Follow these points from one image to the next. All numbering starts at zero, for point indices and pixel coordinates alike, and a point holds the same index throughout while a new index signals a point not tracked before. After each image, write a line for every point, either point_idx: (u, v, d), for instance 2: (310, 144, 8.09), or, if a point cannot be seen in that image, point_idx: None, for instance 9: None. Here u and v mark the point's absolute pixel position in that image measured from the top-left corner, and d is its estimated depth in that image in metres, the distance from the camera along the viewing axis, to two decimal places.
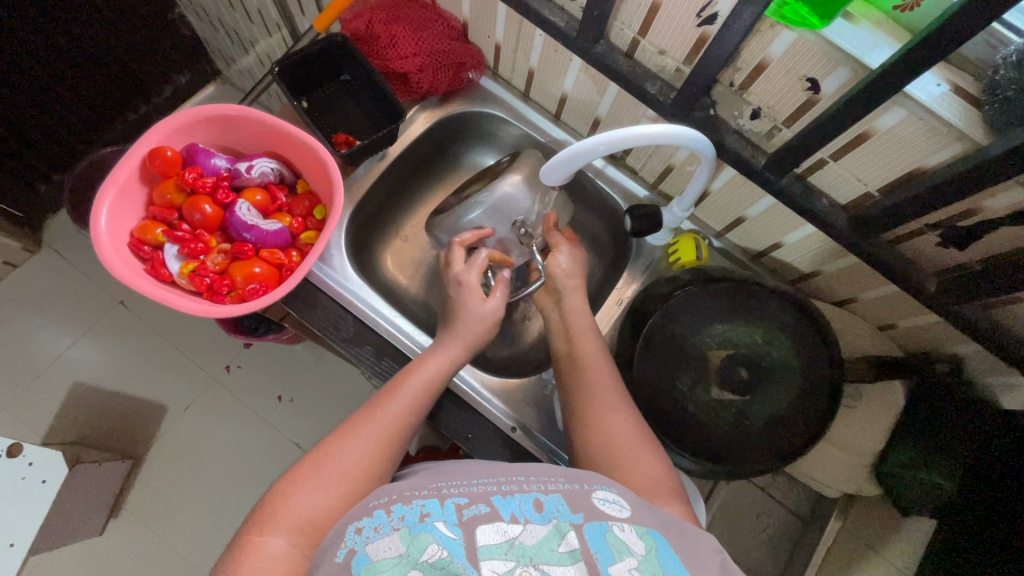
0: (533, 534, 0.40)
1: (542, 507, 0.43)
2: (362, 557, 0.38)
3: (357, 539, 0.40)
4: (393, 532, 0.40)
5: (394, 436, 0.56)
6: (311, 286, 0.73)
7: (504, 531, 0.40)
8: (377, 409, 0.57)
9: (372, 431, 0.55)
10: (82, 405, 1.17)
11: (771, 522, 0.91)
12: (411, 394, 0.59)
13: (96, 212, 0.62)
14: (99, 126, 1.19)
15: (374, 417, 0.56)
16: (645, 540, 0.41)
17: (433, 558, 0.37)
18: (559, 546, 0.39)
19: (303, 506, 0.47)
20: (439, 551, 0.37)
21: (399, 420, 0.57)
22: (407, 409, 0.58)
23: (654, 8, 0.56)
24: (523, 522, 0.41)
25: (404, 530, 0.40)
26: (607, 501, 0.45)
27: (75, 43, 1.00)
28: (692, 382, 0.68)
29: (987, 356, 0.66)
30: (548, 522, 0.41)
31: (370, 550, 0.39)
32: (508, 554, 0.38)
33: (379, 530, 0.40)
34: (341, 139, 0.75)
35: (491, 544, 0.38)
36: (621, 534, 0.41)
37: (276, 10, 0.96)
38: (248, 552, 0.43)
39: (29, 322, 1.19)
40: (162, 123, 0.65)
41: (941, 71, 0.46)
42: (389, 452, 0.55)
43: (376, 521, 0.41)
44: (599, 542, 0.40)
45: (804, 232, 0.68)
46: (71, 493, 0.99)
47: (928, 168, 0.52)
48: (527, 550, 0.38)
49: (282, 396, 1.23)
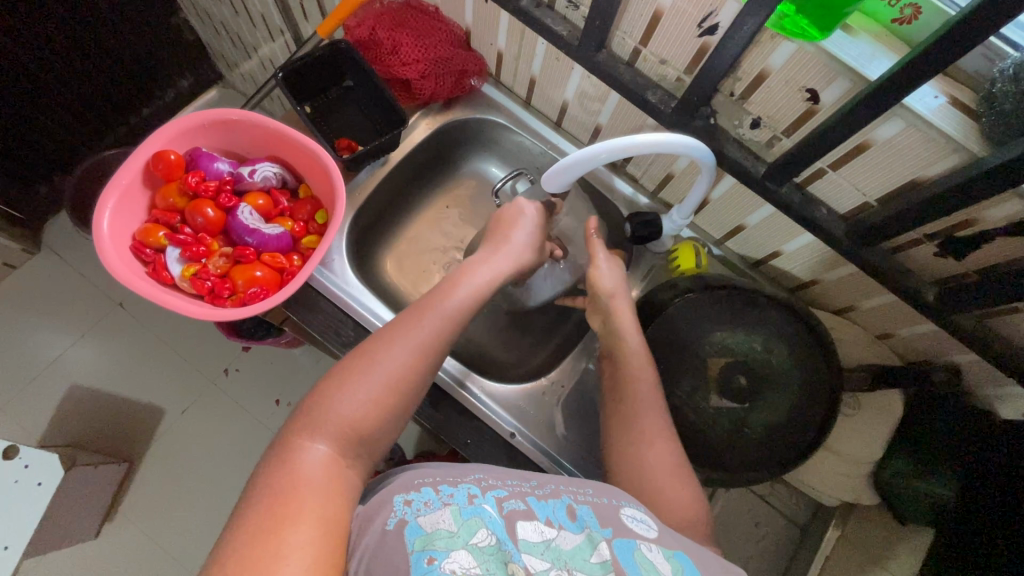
0: (568, 539, 0.40)
1: (575, 514, 0.43)
2: (414, 527, 0.38)
3: (407, 508, 0.40)
4: (444, 507, 0.40)
5: (432, 352, 0.52)
6: (313, 290, 0.73)
7: (541, 531, 0.40)
8: (421, 313, 0.54)
9: (392, 363, 0.49)
10: (79, 407, 1.17)
11: (770, 530, 0.91)
12: (453, 313, 0.56)
13: (98, 216, 0.62)
14: (101, 128, 1.19)
15: (418, 320, 0.53)
16: (671, 563, 0.41)
17: (483, 542, 0.37)
18: (591, 556, 0.39)
19: (346, 411, 0.45)
20: (489, 537, 0.38)
21: (438, 329, 0.53)
22: (457, 317, 0.56)
23: (655, 18, 0.57)
24: (558, 527, 0.41)
25: (454, 507, 0.40)
26: (636, 520, 0.45)
27: (78, 45, 1.01)
28: (692, 389, 0.68)
29: (987, 366, 0.66)
30: (581, 531, 0.41)
31: (423, 521, 0.39)
32: (544, 555, 0.38)
33: (429, 504, 0.40)
34: (343, 145, 0.75)
35: (529, 540, 0.39)
36: (649, 554, 0.41)
37: (280, 16, 0.97)
38: (291, 453, 0.42)
39: (26, 324, 1.19)
40: (166, 126, 0.65)
41: (939, 83, 0.48)
42: (431, 356, 0.52)
43: (426, 496, 0.41)
44: (629, 559, 0.40)
45: (803, 240, 0.69)
46: (67, 496, 0.99)
47: (926, 179, 0.53)
48: (562, 553, 0.39)
49: (280, 400, 1.22)
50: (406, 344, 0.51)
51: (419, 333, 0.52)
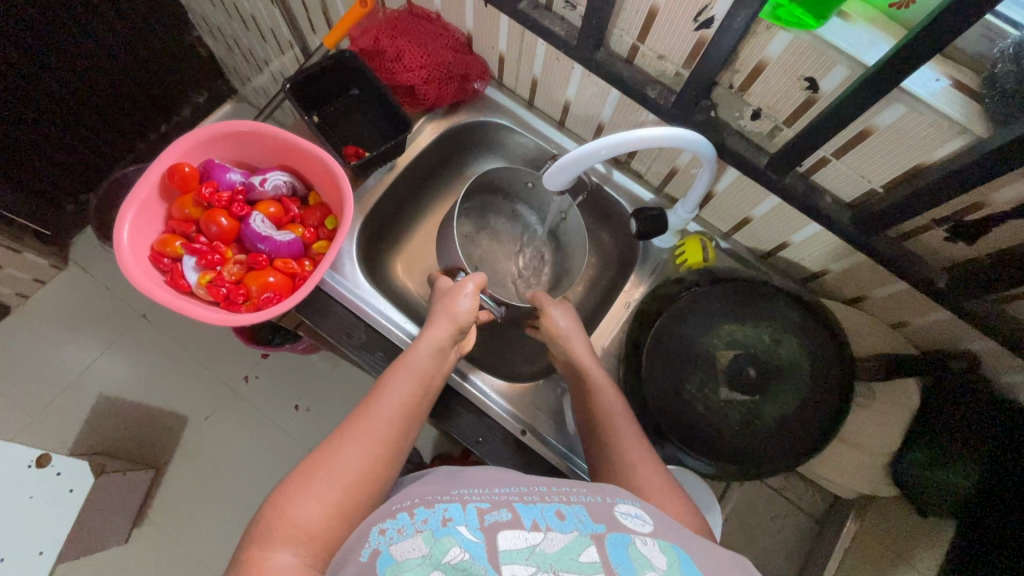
0: (553, 542, 0.39)
1: (564, 515, 0.42)
2: (386, 557, 0.38)
3: (381, 539, 0.40)
4: (416, 533, 0.39)
5: (393, 446, 0.54)
6: (324, 294, 0.74)
7: (525, 538, 0.39)
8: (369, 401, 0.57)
9: (350, 464, 0.50)
10: (107, 417, 1.21)
11: (786, 523, 0.90)
12: (404, 393, 0.58)
13: (119, 226, 0.64)
14: (121, 146, 1.23)
15: (371, 415, 0.55)
16: (666, 555, 0.40)
17: (455, 560, 0.37)
18: (580, 555, 0.38)
19: (304, 516, 0.45)
20: (462, 553, 0.37)
21: (394, 419, 0.56)
22: (401, 407, 0.57)
23: (651, 14, 0.57)
24: (544, 530, 0.40)
25: (427, 532, 0.39)
26: (629, 516, 0.45)
27: (97, 66, 1.04)
28: (701, 383, 0.68)
29: (1003, 351, 0.65)
30: (569, 531, 0.40)
31: (394, 551, 0.38)
32: (529, 560, 0.38)
33: (402, 531, 0.40)
34: (350, 152, 0.77)
35: (512, 549, 0.38)
36: (643, 548, 0.41)
37: (289, 29, 1.00)
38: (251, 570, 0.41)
39: (56, 337, 1.23)
40: (181, 139, 0.67)
41: (938, 66, 0.48)
42: (391, 452, 0.53)
43: (400, 523, 0.41)
44: (621, 555, 0.39)
45: (811, 230, 0.68)
46: (98, 502, 1.02)
47: (930, 163, 0.52)
48: (548, 557, 0.38)
49: (298, 405, 1.25)
50: (358, 445, 0.52)
51: (376, 429, 0.54)
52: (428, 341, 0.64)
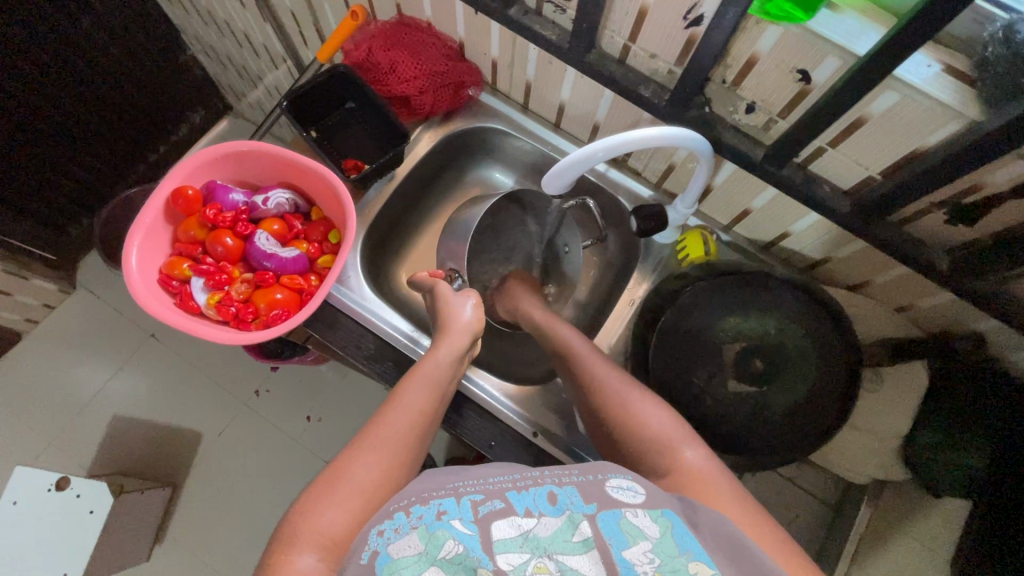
0: (547, 526, 0.40)
1: (555, 498, 0.43)
2: (384, 557, 0.39)
3: (380, 540, 0.41)
4: (412, 530, 0.40)
5: (409, 442, 0.54)
6: (332, 307, 0.75)
7: (518, 525, 0.40)
8: (386, 408, 0.57)
9: (370, 466, 0.50)
10: (121, 437, 1.22)
11: (801, 511, 0.90)
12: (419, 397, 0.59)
13: (126, 254, 0.65)
14: (122, 168, 1.24)
15: (391, 419, 0.56)
16: (659, 523, 0.42)
17: (450, 554, 0.38)
18: (573, 536, 0.39)
19: (324, 522, 0.45)
20: (456, 547, 0.38)
21: (409, 424, 0.56)
22: (418, 412, 0.57)
23: (641, 15, 0.58)
24: (537, 516, 0.41)
25: (422, 528, 0.40)
26: (621, 488, 0.45)
27: (94, 91, 1.05)
28: (709, 376, 0.69)
29: (1007, 331, 0.66)
30: (562, 513, 0.41)
31: (392, 549, 0.39)
32: (523, 547, 0.39)
33: (398, 530, 0.41)
34: (350, 165, 0.78)
35: (506, 538, 0.39)
36: (635, 519, 0.42)
37: (281, 44, 1.01)
38: None
39: (68, 360, 1.24)
40: (183, 162, 0.68)
41: (930, 51, 0.47)
42: (407, 454, 0.53)
43: (397, 523, 0.42)
44: (613, 528, 0.40)
45: (809, 219, 0.69)
46: (118, 521, 1.03)
47: (926, 148, 0.53)
48: (541, 541, 0.39)
49: (311, 416, 1.26)
50: (376, 450, 0.52)
51: (394, 433, 0.54)
52: (449, 348, 0.65)
